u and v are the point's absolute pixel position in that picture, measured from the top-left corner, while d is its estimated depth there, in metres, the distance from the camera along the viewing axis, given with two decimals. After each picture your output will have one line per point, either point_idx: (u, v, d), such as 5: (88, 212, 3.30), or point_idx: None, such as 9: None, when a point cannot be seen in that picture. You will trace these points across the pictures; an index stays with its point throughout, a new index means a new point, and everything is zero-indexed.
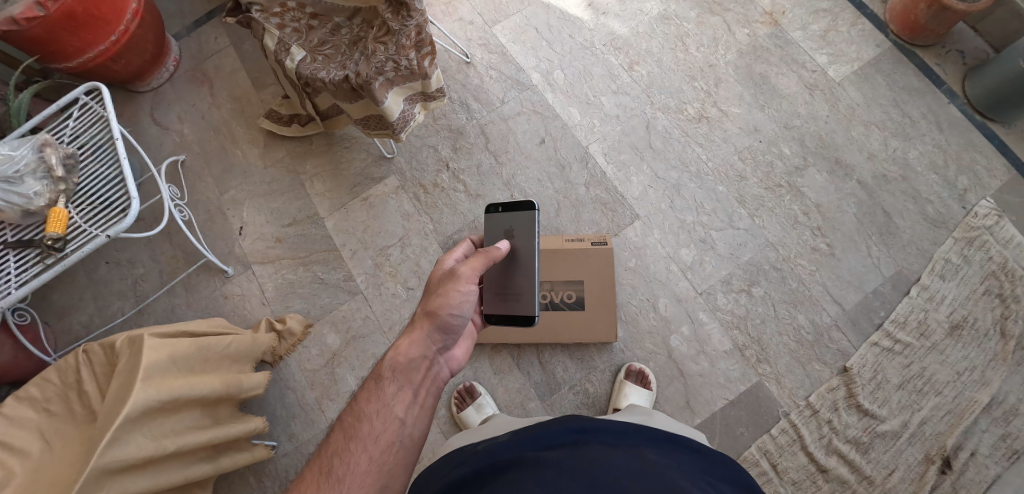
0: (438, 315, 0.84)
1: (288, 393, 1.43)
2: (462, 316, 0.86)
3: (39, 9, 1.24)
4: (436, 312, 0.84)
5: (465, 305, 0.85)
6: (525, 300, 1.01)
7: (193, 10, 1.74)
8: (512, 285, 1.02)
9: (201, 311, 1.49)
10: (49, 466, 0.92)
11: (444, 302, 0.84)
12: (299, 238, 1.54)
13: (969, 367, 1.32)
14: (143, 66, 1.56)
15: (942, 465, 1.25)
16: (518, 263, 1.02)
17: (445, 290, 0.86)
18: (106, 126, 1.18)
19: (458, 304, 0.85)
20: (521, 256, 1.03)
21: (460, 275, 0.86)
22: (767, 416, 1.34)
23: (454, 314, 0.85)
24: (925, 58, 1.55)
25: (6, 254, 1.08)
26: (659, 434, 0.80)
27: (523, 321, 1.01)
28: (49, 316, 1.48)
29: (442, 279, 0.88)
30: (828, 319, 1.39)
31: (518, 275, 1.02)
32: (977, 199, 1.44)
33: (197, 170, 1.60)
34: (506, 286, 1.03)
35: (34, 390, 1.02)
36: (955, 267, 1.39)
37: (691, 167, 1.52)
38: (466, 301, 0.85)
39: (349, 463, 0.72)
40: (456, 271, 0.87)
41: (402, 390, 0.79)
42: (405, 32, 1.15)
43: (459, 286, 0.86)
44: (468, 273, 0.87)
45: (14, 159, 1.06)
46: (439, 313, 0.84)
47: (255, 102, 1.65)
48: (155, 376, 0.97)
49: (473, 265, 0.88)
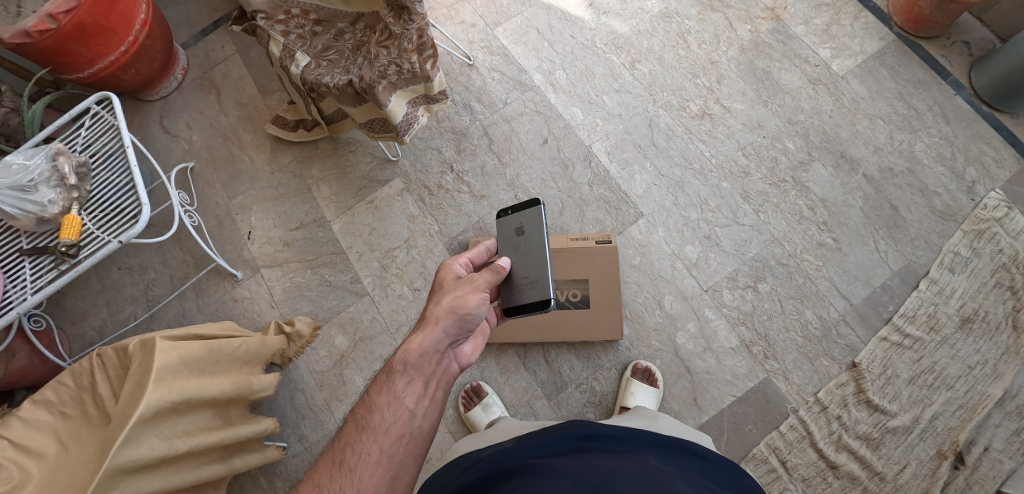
0: (456, 313, 0.83)
1: (297, 394, 1.44)
2: (478, 316, 0.85)
3: (51, 21, 1.27)
4: (452, 310, 0.83)
5: (479, 305, 0.85)
6: (541, 287, 0.96)
7: (200, 19, 1.78)
8: (525, 275, 0.99)
9: (211, 314, 1.51)
10: (66, 467, 0.94)
11: (461, 302, 0.84)
12: (307, 241, 1.56)
13: (981, 361, 1.30)
14: (153, 75, 1.59)
15: (955, 461, 1.23)
16: (530, 255, 1.00)
17: (463, 290, 0.86)
18: (117, 134, 1.21)
19: (472, 304, 0.84)
20: (531, 249, 1.01)
21: (473, 280, 0.87)
22: (776, 412, 1.33)
23: (470, 312, 0.84)
24: (931, 50, 1.54)
25: (22, 262, 1.10)
26: (662, 439, 0.79)
27: (537, 308, 0.95)
28: (64, 322, 1.51)
29: (456, 280, 0.88)
30: (835, 315, 1.38)
31: (532, 264, 0.99)
32: (985, 191, 1.42)
33: (206, 176, 1.63)
34: (520, 278, 0.99)
35: (50, 394, 1.03)
36: (964, 259, 1.37)
37: (694, 164, 1.52)
38: (482, 304, 0.85)
39: (360, 454, 0.74)
40: (471, 278, 0.88)
41: (412, 383, 0.80)
42: (407, 35, 1.16)
43: (473, 289, 0.86)
44: (483, 281, 0.88)
45: (29, 168, 1.09)
46: (454, 311, 0.83)
47: (262, 108, 1.68)
48: (166, 377, 0.99)
49: (487, 275, 0.89)
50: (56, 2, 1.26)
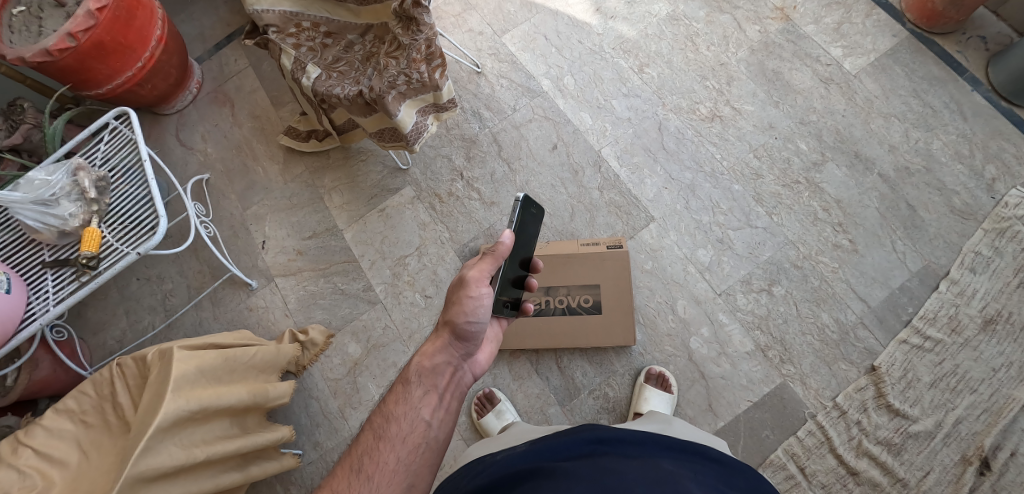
0: (456, 323, 0.83)
1: (312, 402, 1.46)
2: (480, 323, 0.84)
3: (70, 39, 1.29)
4: (453, 320, 0.83)
5: (480, 310, 0.84)
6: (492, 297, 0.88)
7: (214, 33, 1.82)
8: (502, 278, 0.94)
9: (227, 323, 1.54)
10: (89, 474, 0.96)
11: (459, 309, 0.83)
12: (320, 250, 1.57)
13: (1005, 364, 1.27)
14: (169, 89, 1.63)
15: (980, 466, 1.20)
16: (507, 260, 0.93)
17: (458, 297, 0.84)
18: (135, 149, 1.24)
19: (472, 310, 0.83)
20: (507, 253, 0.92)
21: (467, 280, 0.84)
22: (793, 418, 1.31)
23: (472, 321, 0.83)
24: (946, 46, 1.51)
25: (44, 274, 1.12)
26: (676, 442, 0.78)
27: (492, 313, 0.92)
28: (85, 332, 1.55)
29: (454, 285, 0.87)
30: (853, 317, 1.35)
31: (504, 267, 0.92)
32: (1006, 188, 1.39)
33: (221, 187, 1.66)
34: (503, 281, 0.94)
35: (71, 403, 1.06)
36: (986, 259, 1.34)
37: (705, 167, 1.50)
38: (479, 307, 0.83)
39: (378, 462, 0.74)
40: (463, 278, 0.85)
41: (428, 394, 0.80)
42: (416, 46, 1.16)
43: (467, 292, 0.84)
44: (473, 276, 0.85)
45: (50, 184, 1.12)
46: (456, 322, 0.83)
47: (275, 120, 1.70)
48: (184, 387, 1.00)
49: (480, 268, 0.85)
50: (75, 21, 1.29)
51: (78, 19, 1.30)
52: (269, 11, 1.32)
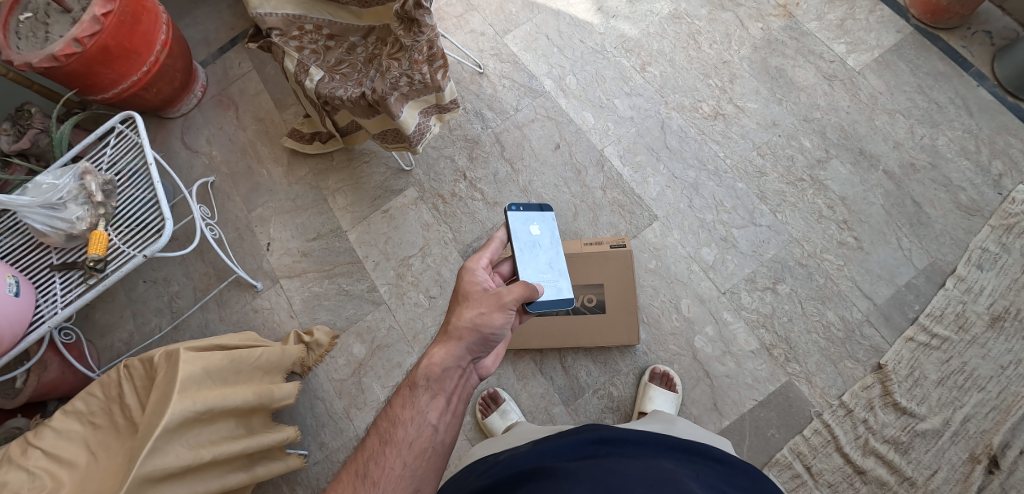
0: (480, 331, 0.82)
1: (317, 403, 1.46)
2: (501, 334, 0.84)
3: (77, 45, 1.31)
4: (477, 328, 0.82)
5: (506, 325, 0.84)
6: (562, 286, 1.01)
7: (217, 37, 1.83)
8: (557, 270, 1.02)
9: (233, 325, 1.55)
10: (98, 476, 0.97)
11: (486, 322, 0.82)
12: (323, 251, 1.58)
13: (1013, 361, 1.26)
14: (174, 93, 1.65)
15: (988, 465, 1.19)
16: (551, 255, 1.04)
17: (490, 310, 0.83)
18: (140, 152, 1.25)
19: (500, 325, 0.83)
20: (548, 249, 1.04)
21: (503, 300, 0.83)
22: (799, 416, 1.30)
23: (495, 332, 0.83)
24: (951, 41, 1.50)
25: (52, 277, 1.14)
26: (678, 442, 0.78)
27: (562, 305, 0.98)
28: (93, 334, 1.56)
29: (483, 292, 0.85)
30: (859, 315, 1.35)
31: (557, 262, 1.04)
32: (1013, 184, 1.38)
33: (225, 190, 1.67)
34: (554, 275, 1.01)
35: (79, 405, 1.06)
36: (993, 255, 1.33)
37: (708, 165, 1.50)
38: (507, 323, 0.84)
39: (384, 467, 0.74)
40: (499, 294, 0.84)
41: (435, 398, 0.80)
42: (416, 47, 1.16)
43: (499, 306, 0.83)
44: (510, 296, 0.84)
45: (58, 187, 1.13)
46: (479, 331, 0.82)
47: (278, 123, 1.72)
48: (191, 389, 1.01)
49: (519, 292, 0.85)
50: (81, 27, 1.30)
51: (84, 25, 1.31)
52: (272, 14, 1.31)
